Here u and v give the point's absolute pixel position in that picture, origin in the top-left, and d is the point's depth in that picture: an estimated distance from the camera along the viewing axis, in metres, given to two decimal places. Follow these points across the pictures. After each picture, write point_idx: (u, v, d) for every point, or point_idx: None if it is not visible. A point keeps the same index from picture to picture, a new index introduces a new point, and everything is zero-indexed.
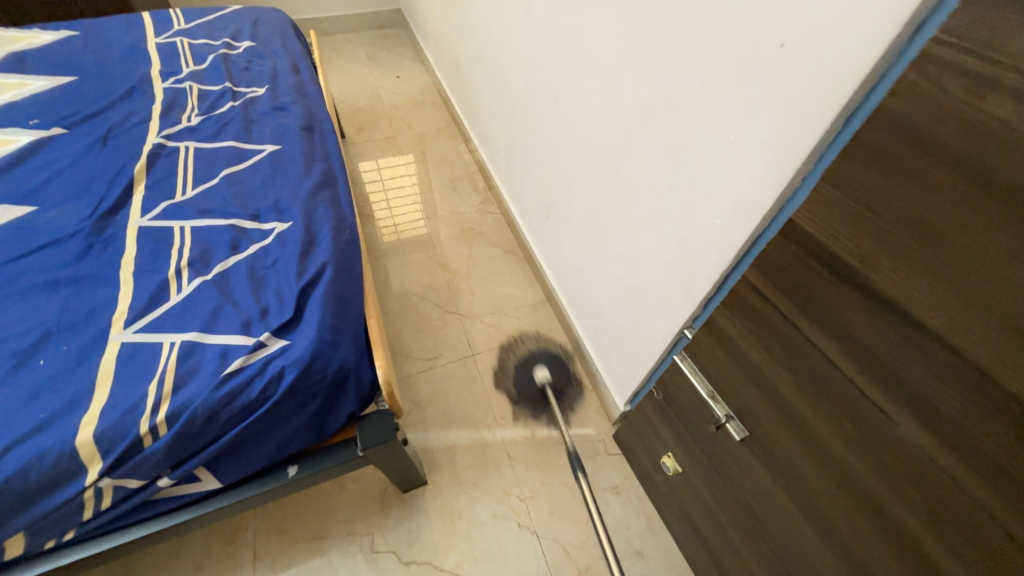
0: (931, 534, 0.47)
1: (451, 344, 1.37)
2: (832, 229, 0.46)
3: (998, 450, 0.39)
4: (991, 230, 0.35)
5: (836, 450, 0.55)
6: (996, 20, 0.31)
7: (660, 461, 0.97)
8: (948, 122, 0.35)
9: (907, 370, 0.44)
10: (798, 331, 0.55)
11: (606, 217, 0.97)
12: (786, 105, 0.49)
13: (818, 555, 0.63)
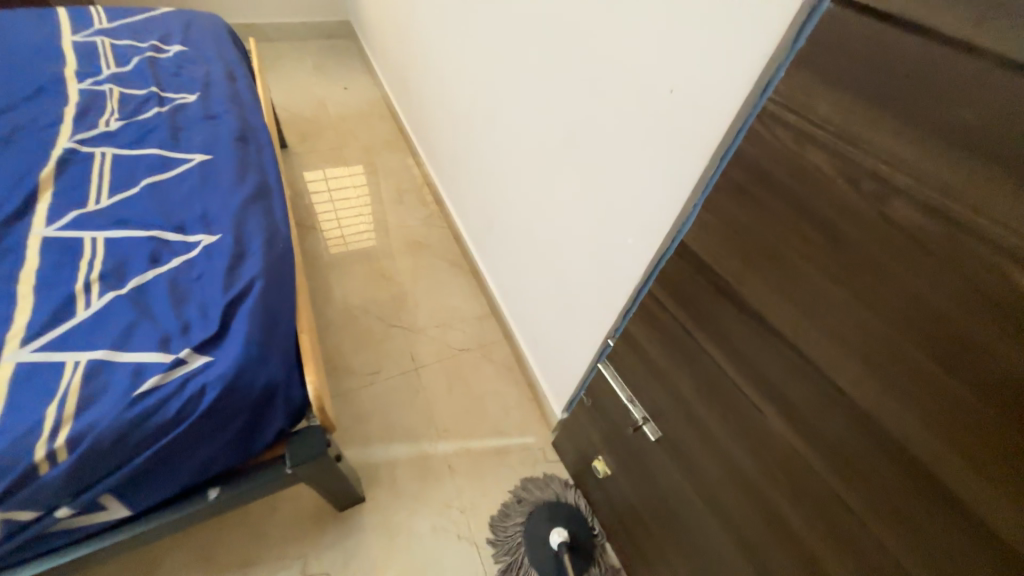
0: (797, 515, 0.55)
1: (394, 357, 1.36)
2: (713, 251, 0.55)
3: (835, 434, 0.48)
4: (819, 254, 0.45)
5: (727, 444, 0.63)
6: (810, 90, 0.42)
7: (592, 465, 1.02)
8: (785, 165, 0.45)
9: (771, 371, 0.53)
10: (694, 338, 0.63)
11: (539, 235, 1.04)
12: (678, 140, 0.58)
13: (721, 543, 0.70)
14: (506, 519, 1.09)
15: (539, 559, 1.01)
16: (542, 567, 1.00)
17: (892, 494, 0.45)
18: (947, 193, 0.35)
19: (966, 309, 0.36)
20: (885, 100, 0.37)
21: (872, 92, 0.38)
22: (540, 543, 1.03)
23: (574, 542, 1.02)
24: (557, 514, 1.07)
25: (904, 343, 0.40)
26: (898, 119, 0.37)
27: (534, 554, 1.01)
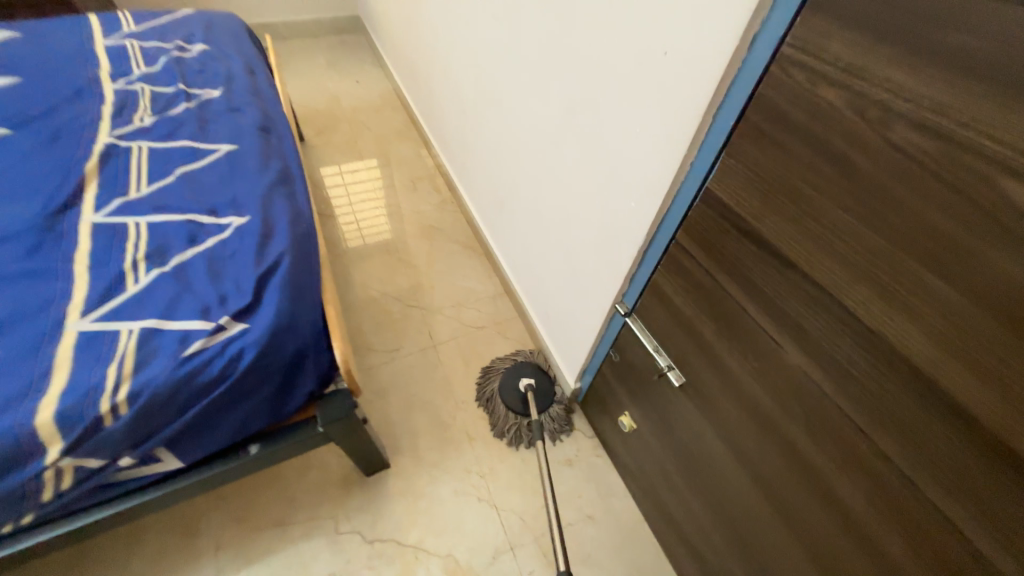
0: (812, 441, 0.59)
1: (413, 336, 1.42)
2: (733, 193, 0.58)
3: (845, 357, 0.52)
4: (831, 186, 0.47)
5: (746, 382, 0.66)
6: (818, 30, 0.44)
7: (617, 420, 1.05)
8: (798, 104, 0.48)
9: (787, 304, 0.56)
10: (715, 281, 0.66)
11: (547, 209, 1.07)
12: (673, 101, 0.61)
13: (736, 481, 0.74)
14: (510, 356, 1.33)
15: (505, 380, 1.24)
16: (505, 390, 1.23)
17: (901, 408, 0.48)
18: (944, 114, 0.38)
19: (968, 224, 0.38)
20: (887, 33, 0.39)
21: (879, 24, 0.40)
22: (514, 376, 1.25)
23: (537, 396, 1.20)
24: (541, 374, 1.24)
25: (909, 263, 0.43)
26: (902, 50, 0.39)
27: (507, 379, 1.24)
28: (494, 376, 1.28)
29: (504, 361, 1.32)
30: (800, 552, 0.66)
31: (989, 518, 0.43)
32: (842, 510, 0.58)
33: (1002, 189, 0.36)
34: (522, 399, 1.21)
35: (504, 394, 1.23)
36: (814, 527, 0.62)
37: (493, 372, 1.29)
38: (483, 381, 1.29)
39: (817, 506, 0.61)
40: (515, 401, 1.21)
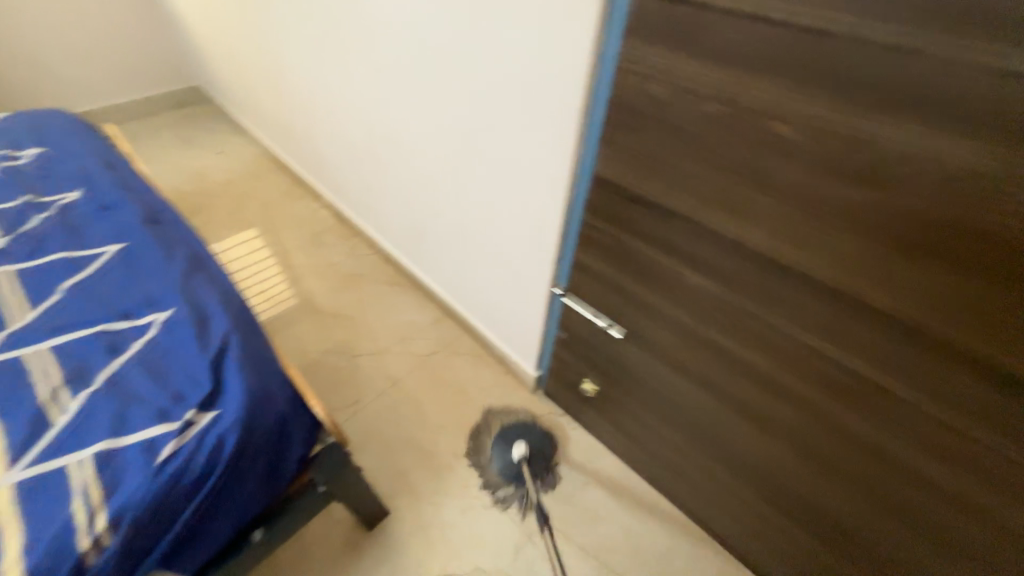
0: (730, 338, 0.76)
1: (369, 383, 1.41)
2: (614, 172, 0.73)
3: (729, 267, 0.69)
4: (682, 149, 0.64)
5: (671, 312, 0.82)
6: (638, 47, 0.61)
7: (581, 387, 1.17)
8: (641, 99, 0.64)
9: (681, 241, 0.72)
10: (625, 242, 0.80)
11: (468, 225, 1.17)
12: (556, 110, 0.76)
13: (689, 395, 0.90)
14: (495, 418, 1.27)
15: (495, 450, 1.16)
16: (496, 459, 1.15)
17: (775, 286, 0.66)
18: (729, 91, 0.56)
19: (769, 153, 0.57)
20: (682, 43, 0.57)
21: (679, 37, 0.57)
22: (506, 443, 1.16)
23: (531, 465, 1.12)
24: (534, 438, 1.15)
25: (744, 189, 0.61)
26: (699, 52, 0.56)
27: (499, 450, 1.15)
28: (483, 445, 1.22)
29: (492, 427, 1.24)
30: (749, 428, 0.83)
31: (863, 347, 0.62)
32: (765, 379, 0.76)
33: (777, 128, 0.55)
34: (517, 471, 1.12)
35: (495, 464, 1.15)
36: (752, 402, 0.80)
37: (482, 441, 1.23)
38: (474, 450, 1.23)
39: (749, 385, 0.79)
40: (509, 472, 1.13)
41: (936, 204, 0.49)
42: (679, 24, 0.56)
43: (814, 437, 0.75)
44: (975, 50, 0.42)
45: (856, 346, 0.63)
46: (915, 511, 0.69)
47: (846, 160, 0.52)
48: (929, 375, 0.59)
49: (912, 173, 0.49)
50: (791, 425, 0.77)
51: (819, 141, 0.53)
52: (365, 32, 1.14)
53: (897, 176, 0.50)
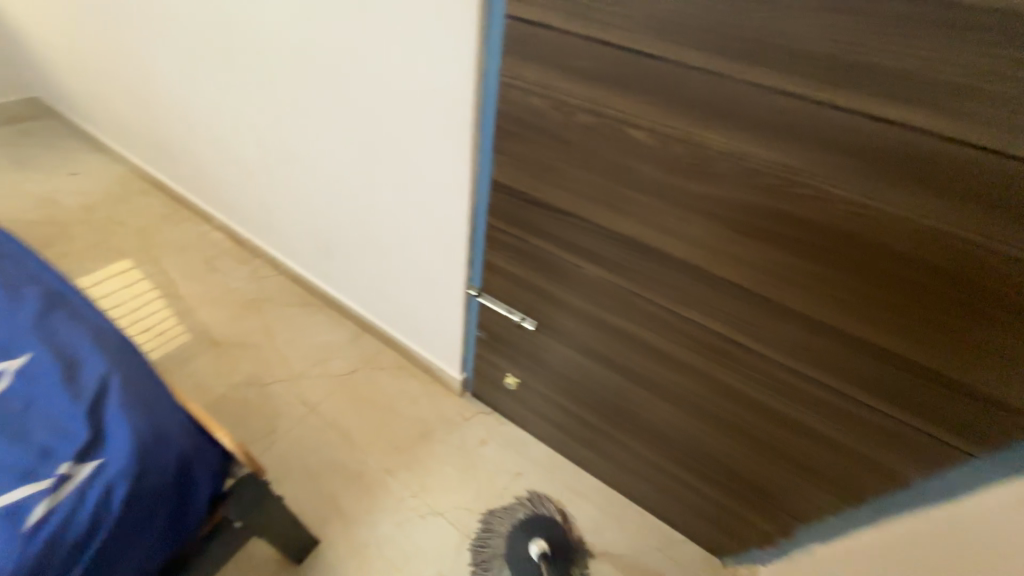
0: (628, 320, 0.81)
1: (284, 412, 1.33)
2: (510, 176, 0.78)
3: (615, 255, 0.75)
4: (564, 154, 0.69)
5: (575, 302, 0.87)
6: (514, 63, 0.67)
7: (504, 382, 1.23)
8: (523, 109, 0.69)
9: (575, 236, 0.77)
10: (527, 241, 0.85)
11: (378, 235, 1.17)
12: (449, 121, 0.80)
13: (598, 378, 0.97)
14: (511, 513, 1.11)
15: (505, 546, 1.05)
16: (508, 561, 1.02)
17: (654, 270, 0.72)
18: (594, 102, 0.62)
19: (632, 156, 0.63)
20: (550, 60, 0.63)
21: (548, 57, 0.63)
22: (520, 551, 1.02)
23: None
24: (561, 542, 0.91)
25: (618, 187, 0.67)
26: (565, 70, 0.63)
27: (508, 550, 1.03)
28: (494, 542, 1.09)
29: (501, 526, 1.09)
30: (654, 400, 0.90)
31: (736, 324, 0.69)
32: (661, 354, 0.82)
33: (632, 133, 0.61)
34: None
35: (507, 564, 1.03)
36: (654, 377, 0.86)
37: (493, 536, 1.10)
38: (484, 545, 1.10)
39: None
40: None
41: (756, 191, 0.57)
42: (547, 45, 0.63)
43: (707, 402, 0.82)
44: (763, 73, 0.50)
45: (723, 318, 0.70)
46: (797, 457, 0.78)
47: (685, 160, 0.59)
48: (793, 342, 0.66)
49: (733, 167, 0.57)
50: (689, 394, 0.84)
51: (667, 145, 0.60)
52: (247, 42, 1.08)
53: (722, 172, 0.58)
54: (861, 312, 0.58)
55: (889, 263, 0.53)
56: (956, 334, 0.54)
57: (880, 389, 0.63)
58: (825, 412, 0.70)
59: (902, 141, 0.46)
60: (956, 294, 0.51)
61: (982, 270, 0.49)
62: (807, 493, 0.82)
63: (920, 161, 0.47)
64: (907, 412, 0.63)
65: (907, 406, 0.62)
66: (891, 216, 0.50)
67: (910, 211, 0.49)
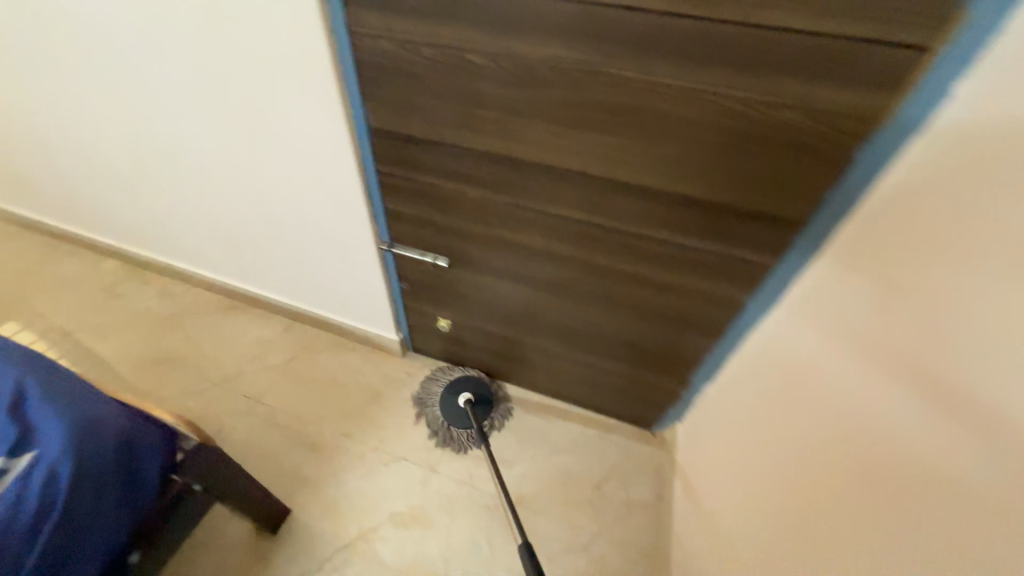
0: (517, 231, 0.94)
1: (229, 411, 1.35)
2: (385, 121, 0.87)
3: (489, 172, 0.86)
4: (422, 89, 0.79)
5: (471, 227, 0.98)
6: (357, 13, 0.74)
7: (437, 327, 1.32)
8: (378, 55, 0.78)
9: (454, 164, 0.88)
10: (417, 180, 0.95)
11: (280, 215, 1.19)
12: (314, 80, 0.85)
13: (510, 294, 1.10)
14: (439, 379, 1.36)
15: (444, 404, 1.27)
16: (446, 410, 1.25)
17: (522, 178, 0.85)
18: (433, 35, 0.72)
19: (475, 78, 0.74)
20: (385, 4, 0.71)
21: (380, 2, 0.71)
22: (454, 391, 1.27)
23: (476, 407, 1.24)
24: (479, 385, 1.28)
25: (475, 110, 0.78)
26: (399, 12, 0.71)
27: (446, 403, 1.26)
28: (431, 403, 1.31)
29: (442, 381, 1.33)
30: (559, 299, 1.05)
31: (596, 207, 0.84)
32: (549, 255, 0.96)
33: (469, 58, 0.72)
34: (464, 413, 1.24)
35: (446, 415, 1.25)
36: (551, 277, 1.00)
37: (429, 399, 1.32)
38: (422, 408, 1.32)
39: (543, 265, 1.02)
40: (459, 416, 1.24)
41: (572, 88, 0.70)
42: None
43: (597, 285, 0.97)
44: None
45: (584, 206, 0.84)
46: (672, 311, 0.96)
47: (516, 73, 0.71)
48: (638, 212, 0.81)
49: (552, 71, 0.69)
50: (580, 284, 0.99)
51: (500, 63, 0.71)
52: (79, 38, 1.02)
53: (546, 77, 0.70)
54: (673, 172, 0.74)
55: (678, 126, 0.69)
56: (735, 171, 0.71)
57: (706, 234, 0.80)
58: (676, 264, 0.87)
59: (653, 23, 0.60)
60: (726, 140, 0.68)
61: (731, 115, 0.65)
62: (690, 339, 1.01)
63: (670, 37, 0.61)
64: (728, 245, 0.80)
65: (726, 241, 0.80)
66: (667, 86, 0.65)
67: (675, 77, 0.64)
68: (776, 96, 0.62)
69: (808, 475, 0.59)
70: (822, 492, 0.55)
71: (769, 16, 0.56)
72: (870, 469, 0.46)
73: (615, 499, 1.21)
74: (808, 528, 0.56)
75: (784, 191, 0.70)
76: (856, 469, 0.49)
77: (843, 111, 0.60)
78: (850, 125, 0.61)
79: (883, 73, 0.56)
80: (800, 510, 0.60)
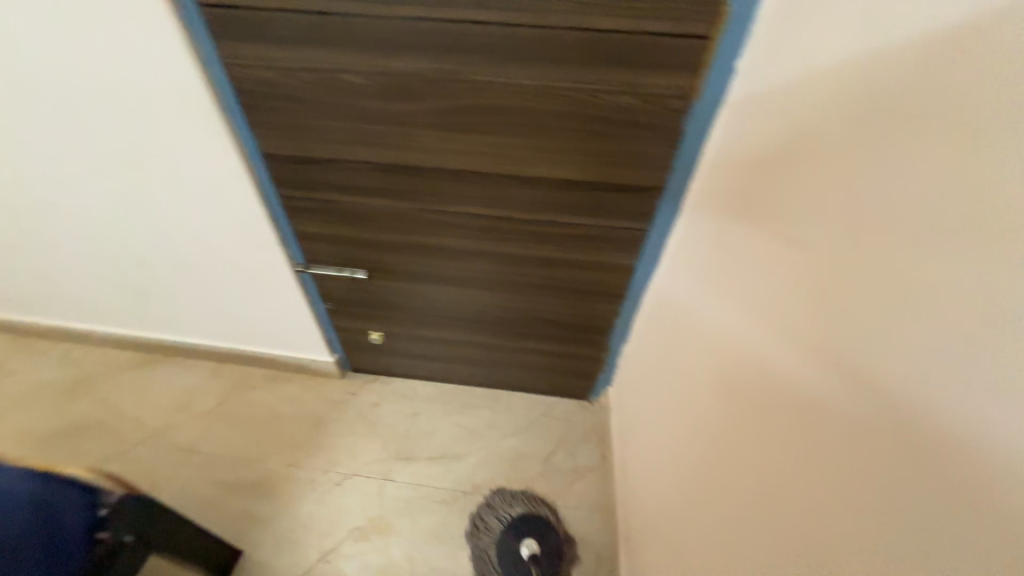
0: (425, 232, 1.00)
1: (160, 468, 1.29)
2: (277, 145, 0.90)
3: (387, 181, 0.92)
4: (307, 111, 0.83)
5: (381, 236, 1.03)
6: (228, 46, 0.77)
7: (370, 341, 1.34)
8: (257, 84, 0.81)
9: (353, 178, 0.93)
10: (320, 198, 0.98)
11: (184, 252, 1.16)
12: (196, 112, 0.86)
13: (432, 295, 1.15)
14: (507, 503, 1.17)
15: (501, 543, 1.07)
16: (501, 553, 1.07)
17: (420, 182, 0.91)
18: (307, 60, 0.76)
19: (355, 96, 0.80)
20: (254, 34, 0.75)
21: (249, 33, 0.74)
22: (514, 537, 1.07)
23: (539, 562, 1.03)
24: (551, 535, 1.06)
25: (361, 124, 0.84)
26: (270, 41, 0.75)
27: (505, 543, 1.07)
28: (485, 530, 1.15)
29: (499, 514, 1.14)
30: (479, 292, 1.12)
31: (490, 200, 0.92)
32: (461, 251, 1.03)
33: (346, 78, 0.78)
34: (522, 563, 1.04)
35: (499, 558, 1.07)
36: (465, 271, 1.07)
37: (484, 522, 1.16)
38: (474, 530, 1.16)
39: None
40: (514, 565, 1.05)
41: (445, 95, 0.78)
42: (241, 23, 0.73)
43: (508, 272, 1.06)
44: (402, 7, 0.68)
45: (480, 200, 0.92)
46: (577, 284, 1.07)
47: (392, 87, 0.78)
48: (527, 198, 0.91)
49: (423, 82, 0.77)
50: (493, 273, 1.07)
51: (375, 79, 0.77)
52: None
53: (419, 88, 0.78)
54: (547, 159, 0.84)
55: (542, 118, 0.79)
56: (595, 152, 0.82)
57: (587, 209, 0.91)
58: (570, 241, 0.97)
59: (500, 32, 0.69)
60: (583, 126, 0.79)
61: (581, 103, 0.76)
62: (601, 307, 1.12)
63: (517, 43, 0.70)
64: (607, 217, 0.92)
65: (605, 213, 0.92)
66: (524, 85, 0.75)
67: (529, 77, 0.74)
68: (612, 84, 0.73)
69: (755, 466, 0.57)
70: (773, 486, 0.53)
71: (589, 19, 0.67)
72: (825, 468, 0.44)
73: (565, 469, 1.30)
74: (762, 523, 0.55)
75: (638, 163, 0.83)
76: (809, 454, 0.47)
77: (664, 90, 0.73)
78: (673, 100, 0.74)
79: (684, 56, 0.69)
80: (749, 495, 0.59)
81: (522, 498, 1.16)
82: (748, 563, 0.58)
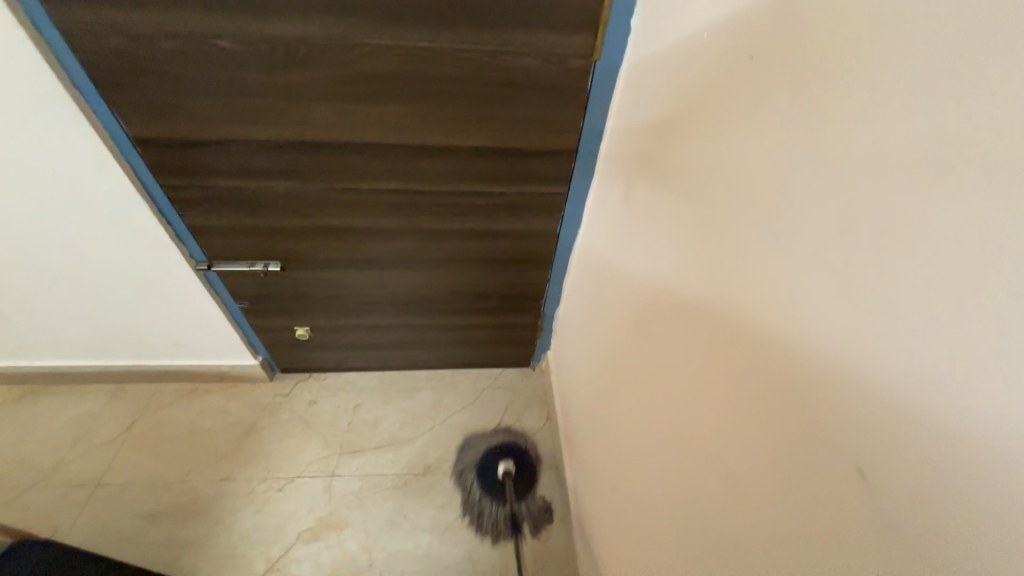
0: (341, 214, 0.94)
1: (61, 510, 1.14)
2: (149, 127, 0.78)
3: (289, 162, 0.85)
4: (180, 86, 0.73)
5: (292, 223, 0.96)
6: (62, 10, 0.65)
7: (298, 338, 1.26)
8: (109, 56, 0.69)
9: (249, 160, 0.84)
10: (213, 186, 0.88)
11: (51, 262, 0.99)
12: (35, 93, 0.72)
13: (358, 281, 1.10)
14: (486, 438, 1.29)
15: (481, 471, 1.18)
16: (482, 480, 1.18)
17: (326, 161, 0.85)
18: (170, 26, 0.67)
19: (235, 67, 0.72)
20: None
21: None
22: (492, 461, 1.18)
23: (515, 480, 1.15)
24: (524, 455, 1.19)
25: (248, 99, 0.76)
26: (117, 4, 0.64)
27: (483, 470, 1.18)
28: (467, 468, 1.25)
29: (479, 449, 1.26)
30: (408, 272, 1.09)
31: (406, 173, 0.89)
32: (382, 231, 0.99)
33: (220, 46, 0.69)
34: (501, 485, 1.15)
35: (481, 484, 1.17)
36: (390, 252, 1.03)
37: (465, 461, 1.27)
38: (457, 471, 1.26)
39: None
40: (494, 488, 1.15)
41: (340, 62, 0.72)
42: None
43: (435, 248, 1.04)
44: None
45: (395, 175, 0.89)
46: (506, 253, 1.07)
47: (277, 55, 0.71)
48: (445, 169, 0.89)
49: (313, 49, 0.71)
50: (420, 250, 1.04)
51: (255, 47, 0.70)
52: None
53: (310, 55, 0.71)
54: (459, 126, 0.82)
55: (448, 84, 0.76)
56: (507, 118, 0.82)
57: (506, 177, 0.91)
58: (493, 210, 0.97)
59: None
60: (491, 90, 0.78)
61: (486, 67, 0.75)
62: (531, 274, 1.14)
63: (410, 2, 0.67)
64: (527, 184, 0.93)
65: (524, 180, 0.92)
66: (425, 49, 0.72)
67: (429, 40, 0.71)
68: (515, 46, 0.73)
69: (702, 429, 0.57)
70: (722, 447, 0.53)
71: None
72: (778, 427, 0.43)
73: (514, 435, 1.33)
74: (715, 484, 0.54)
75: (550, 126, 0.84)
76: (783, 442, 0.43)
77: (566, 52, 0.74)
78: (575, 61, 0.75)
79: (581, 16, 0.70)
80: (697, 458, 0.58)
81: (501, 434, 1.29)
82: (702, 527, 0.57)
